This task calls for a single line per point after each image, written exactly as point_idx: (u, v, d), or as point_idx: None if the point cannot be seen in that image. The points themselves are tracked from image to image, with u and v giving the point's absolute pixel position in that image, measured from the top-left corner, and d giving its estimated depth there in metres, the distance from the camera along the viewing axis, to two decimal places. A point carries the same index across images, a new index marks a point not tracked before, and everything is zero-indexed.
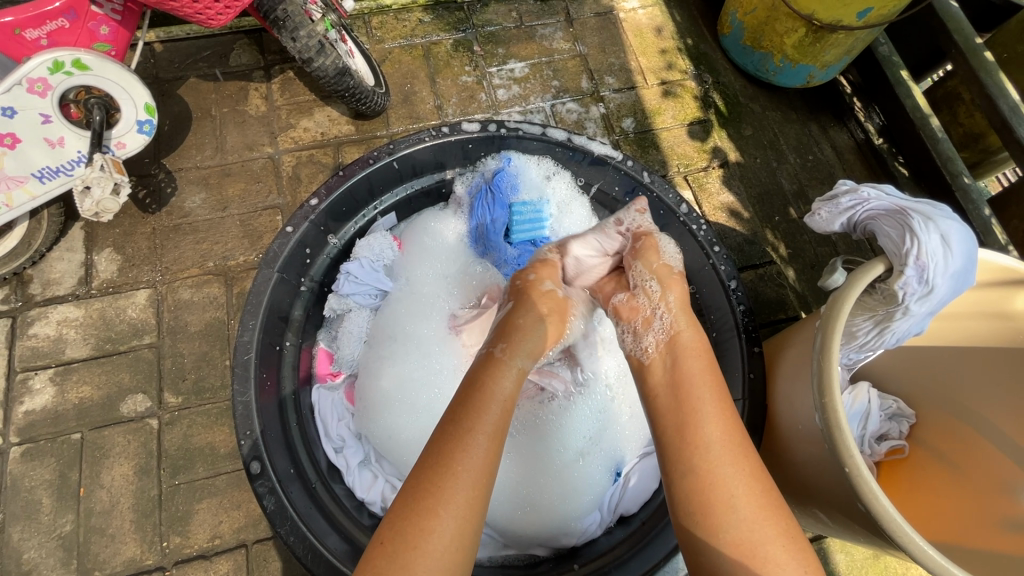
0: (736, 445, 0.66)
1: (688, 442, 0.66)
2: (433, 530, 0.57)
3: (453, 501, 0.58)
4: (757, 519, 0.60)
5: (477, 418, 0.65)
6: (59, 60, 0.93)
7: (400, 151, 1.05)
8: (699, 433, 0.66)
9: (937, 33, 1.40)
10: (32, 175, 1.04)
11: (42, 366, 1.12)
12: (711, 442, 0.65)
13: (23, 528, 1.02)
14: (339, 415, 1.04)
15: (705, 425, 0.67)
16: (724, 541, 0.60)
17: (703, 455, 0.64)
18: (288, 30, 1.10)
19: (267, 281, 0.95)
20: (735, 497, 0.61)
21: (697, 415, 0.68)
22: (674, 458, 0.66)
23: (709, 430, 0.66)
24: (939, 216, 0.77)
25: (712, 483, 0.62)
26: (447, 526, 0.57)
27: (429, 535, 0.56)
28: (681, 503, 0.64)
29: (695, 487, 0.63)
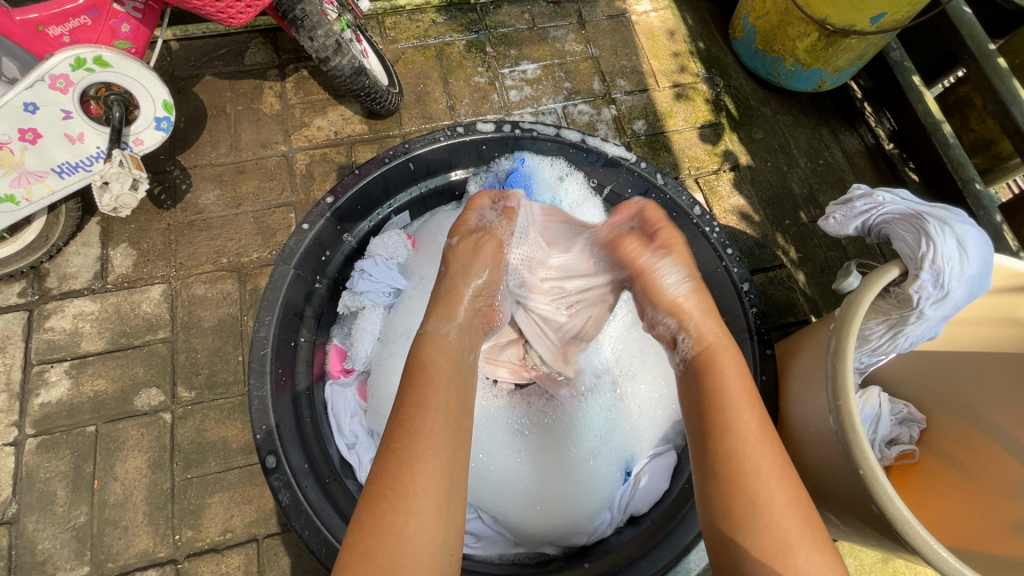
0: (766, 435, 0.65)
1: (722, 429, 0.65)
2: (415, 510, 0.56)
3: (425, 488, 0.58)
4: (786, 507, 0.60)
5: (431, 410, 0.63)
6: (80, 56, 0.94)
7: (415, 151, 1.07)
8: (732, 416, 0.65)
9: (950, 39, 1.41)
10: (52, 170, 1.05)
11: (57, 359, 1.13)
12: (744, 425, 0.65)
13: (38, 519, 1.04)
14: (353, 411, 1.05)
15: (742, 411, 0.66)
16: (750, 530, 0.59)
17: (735, 441, 0.64)
18: (305, 30, 1.11)
19: (283, 277, 0.96)
20: (763, 485, 0.61)
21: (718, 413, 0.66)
22: (701, 441, 0.67)
23: (744, 414, 0.66)
24: (955, 221, 0.77)
25: (741, 470, 0.62)
26: (424, 504, 0.57)
27: (413, 517, 0.56)
28: (707, 487, 0.64)
29: (726, 473, 0.63)
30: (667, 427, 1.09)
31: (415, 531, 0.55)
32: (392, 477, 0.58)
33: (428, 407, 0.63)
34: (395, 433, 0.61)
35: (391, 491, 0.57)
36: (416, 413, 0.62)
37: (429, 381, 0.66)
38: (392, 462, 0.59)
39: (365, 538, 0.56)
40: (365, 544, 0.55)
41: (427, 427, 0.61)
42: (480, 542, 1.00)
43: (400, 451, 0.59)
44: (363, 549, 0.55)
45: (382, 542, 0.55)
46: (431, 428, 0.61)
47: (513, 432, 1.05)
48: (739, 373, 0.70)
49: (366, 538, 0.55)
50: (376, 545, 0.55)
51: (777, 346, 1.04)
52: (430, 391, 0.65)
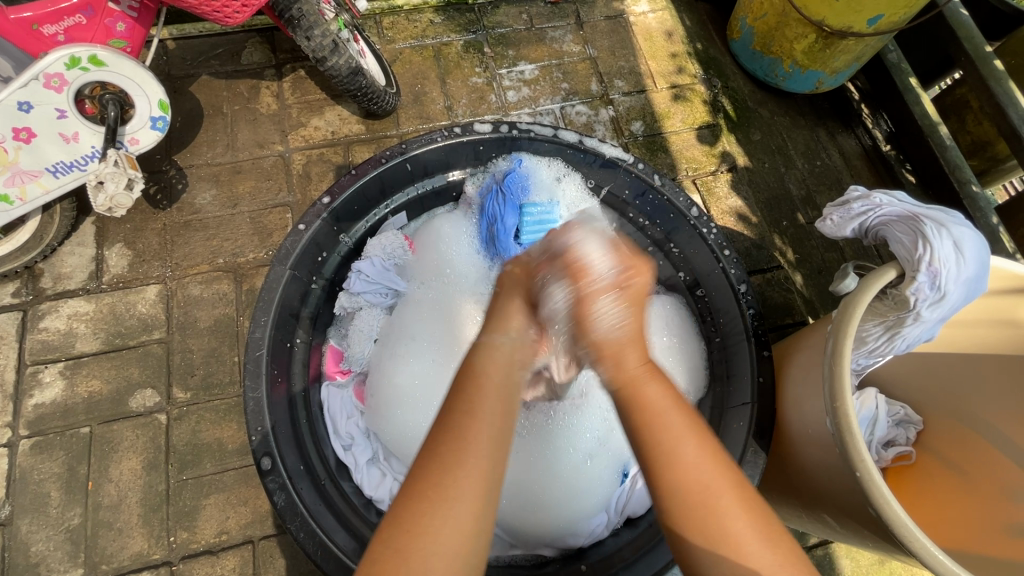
0: (714, 457, 0.59)
1: (651, 449, 0.59)
2: (452, 517, 0.54)
3: (470, 497, 0.55)
4: (751, 541, 0.56)
5: (486, 419, 0.60)
6: (75, 55, 0.93)
7: (412, 151, 1.06)
8: (665, 437, 0.59)
9: (947, 41, 1.41)
10: (46, 169, 1.05)
11: (52, 359, 1.12)
12: (682, 448, 0.58)
13: (31, 520, 1.03)
14: (348, 412, 1.05)
15: (673, 428, 0.60)
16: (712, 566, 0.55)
17: (679, 469, 0.58)
18: (302, 30, 1.11)
19: (279, 278, 0.95)
20: (719, 514, 0.56)
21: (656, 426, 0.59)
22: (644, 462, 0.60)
23: (679, 435, 0.59)
24: (952, 223, 0.77)
25: (696, 499, 0.57)
26: (463, 513, 0.55)
27: (448, 523, 0.54)
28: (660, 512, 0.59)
29: (682, 502, 0.57)
30: None
31: (450, 539, 0.53)
32: (435, 482, 0.55)
33: (481, 410, 0.60)
34: (444, 431, 0.59)
35: (430, 493, 0.55)
36: (466, 420, 0.59)
37: (481, 389, 0.62)
38: (438, 463, 0.56)
39: (398, 542, 0.53)
40: (399, 542, 0.53)
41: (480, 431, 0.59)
42: None
43: (449, 457, 0.57)
44: (395, 552, 0.53)
45: (416, 549, 0.53)
46: (482, 436, 0.58)
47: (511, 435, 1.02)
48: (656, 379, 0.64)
49: (400, 538, 0.53)
50: (411, 551, 0.52)
51: (774, 348, 1.04)
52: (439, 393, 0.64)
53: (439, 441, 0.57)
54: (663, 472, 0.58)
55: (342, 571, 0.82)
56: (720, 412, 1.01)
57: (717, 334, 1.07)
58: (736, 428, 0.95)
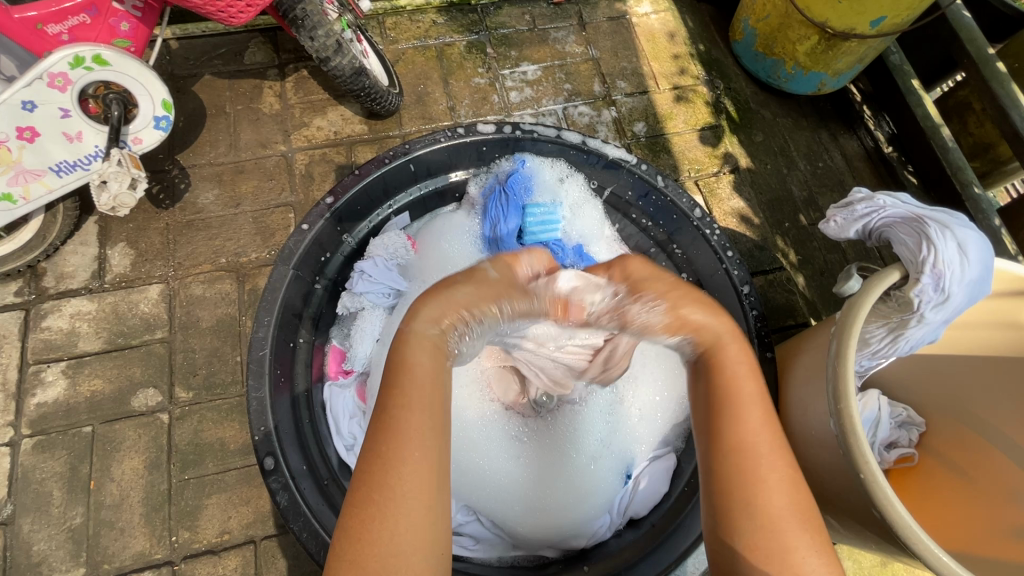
0: (774, 433, 0.63)
1: (724, 425, 0.63)
2: (403, 513, 0.55)
3: (415, 489, 0.56)
4: (787, 511, 0.59)
5: (417, 409, 0.59)
6: (80, 55, 0.94)
7: (415, 151, 1.06)
8: (735, 415, 0.63)
9: (949, 43, 1.41)
10: (50, 169, 1.05)
11: (54, 359, 1.12)
12: (749, 426, 0.63)
13: (33, 520, 1.03)
14: (350, 413, 1.04)
15: (747, 409, 0.64)
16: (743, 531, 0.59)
17: (743, 444, 0.62)
18: (306, 30, 1.11)
19: (282, 278, 0.95)
20: (761, 486, 0.60)
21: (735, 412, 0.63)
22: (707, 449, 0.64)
23: (748, 414, 0.63)
24: (956, 225, 0.77)
25: (743, 471, 0.60)
26: (414, 507, 0.56)
27: (401, 520, 0.55)
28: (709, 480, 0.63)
29: (727, 480, 0.61)
30: (667, 431, 1.09)
31: (405, 535, 0.55)
32: (378, 480, 0.56)
33: (410, 408, 0.59)
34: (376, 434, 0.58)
35: (376, 495, 0.56)
36: (399, 412, 0.59)
37: (412, 381, 0.61)
38: (376, 468, 0.57)
39: (352, 544, 0.55)
40: (352, 550, 0.54)
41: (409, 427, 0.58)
42: (478, 544, 1.00)
43: (383, 453, 0.57)
44: (351, 555, 0.54)
45: (370, 548, 0.54)
46: (417, 428, 0.58)
47: (512, 438, 1.05)
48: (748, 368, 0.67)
49: (354, 543, 0.55)
50: (362, 551, 0.54)
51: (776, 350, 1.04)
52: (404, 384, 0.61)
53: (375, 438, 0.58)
54: (722, 443, 0.62)
55: None
56: None
57: None
58: None
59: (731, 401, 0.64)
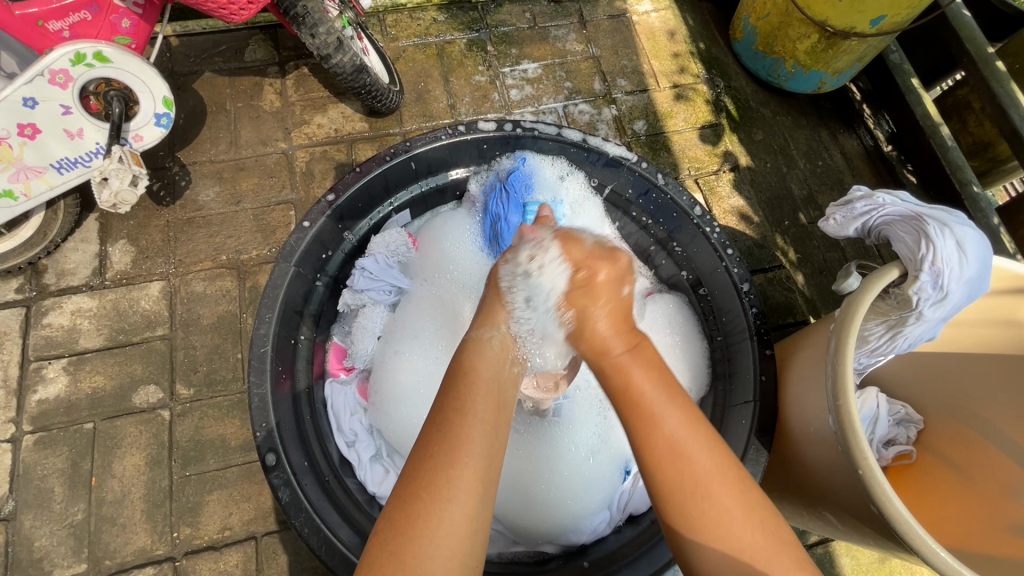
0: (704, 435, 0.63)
1: (644, 434, 0.61)
2: (447, 514, 0.56)
3: (461, 488, 0.57)
4: (733, 514, 0.59)
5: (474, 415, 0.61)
6: (81, 52, 0.93)
7: (416, 149, 1.06)
8: (655, 422, 0.62)
9: (948, 42, 1.42)
10: (51, 166, 1.05)
11: (56, 356, 1.13)
12: (674, 429, 0.61)
13: (35, 516, 1.03)
14: (352, 409, 1.05)
15: (664, 414, 0.62)
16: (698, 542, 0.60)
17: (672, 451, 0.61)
18: (307, 27, 1.11)
19: (284, 275, 0.95)
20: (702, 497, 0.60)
21: (647, 414, 0.62)
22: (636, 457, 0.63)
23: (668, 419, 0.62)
24: (954, 222, 0.78)
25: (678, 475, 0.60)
26: (460, 509, 0.56)
27: (445, 521, 0.56)
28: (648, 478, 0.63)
29: (671, 485, 0.60)
30: None
31: (444, 537, 0.55)
32: (427, 479, 0.57)
33: (469, 414, 0.61)
34: (435, 429, 0.61)
35: (426, 494, 0.57)
36: (457, 419, 0.61)
37: (470, 387, 0.64)
38: (427, 467, 0.58)
39: (397, 535, 0.55)
40: (396, 542, 0.55)
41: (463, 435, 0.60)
42: None
43: (438, 454, 0.59)
44: (393, 547, 0.55)
45: (412, 542, 0.55)
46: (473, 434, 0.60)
47: (511, 432, 1.03)
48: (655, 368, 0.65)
49: (395, 537, 0.55)
50: (403, 545, 0.55)
51: (777, 346, 1.04)
52: (466, 391, 0.63)
53: (430, 437, 0.60)
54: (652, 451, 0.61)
55: (346, 567, 0.83)
56: (722, 410, 1.02)
57: (720, 332, 1.08)
58: (739, 424, 0.96)
59: (645, 405, 0.63)
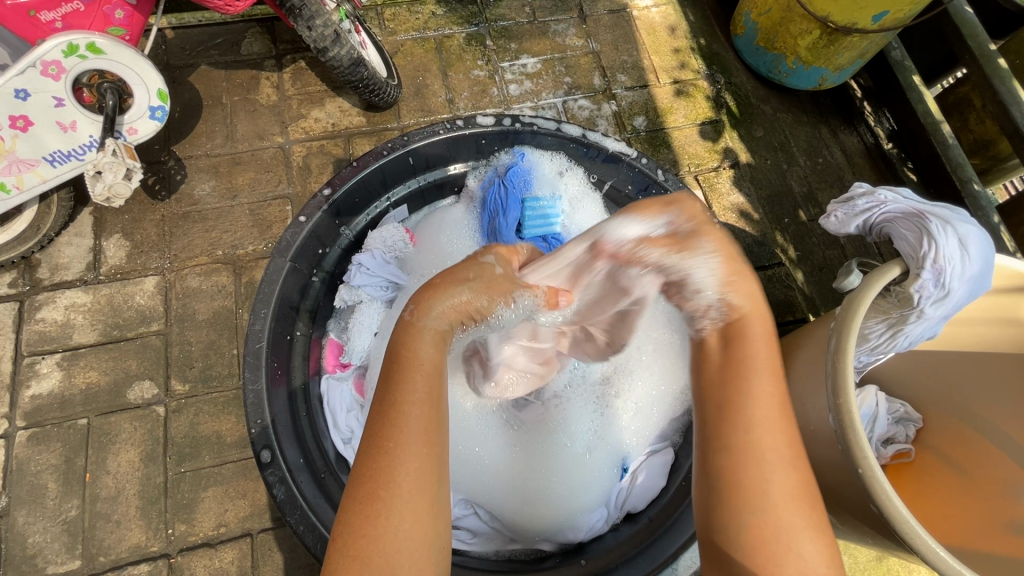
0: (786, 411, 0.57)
1: (725, 400, 0.57)
2: (400, 507, 0.52)
3: (411, 477, 0.53)
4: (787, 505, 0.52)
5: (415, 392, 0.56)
6: (73, 43, 0.92)
7: (414, 144, 1.05)
8: (743, 387, 0.57)
9: (951, 38, 1.40)
10: (44, 158, 1.04)
11: (49, 351, 1.12)
12: (755, 403, 0.56)
13: (28, 512, 1.02)
14: (348, 406, 1.01)
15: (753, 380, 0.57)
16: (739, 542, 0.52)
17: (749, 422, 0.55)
18: (303, 19, 1.10)
19: (279, 270, 0.95)
20: (766, 486, 0.53)
21: (742, 379, 0.57)
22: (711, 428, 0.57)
23: (757, 385, 0.57)
24: (957, 220, 0.77)
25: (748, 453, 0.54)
26: (416, 504, 0.53)
27: (401, 518, 0.52)
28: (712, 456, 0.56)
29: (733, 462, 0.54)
30: (665, 426, 1.09)
31: (406, 534, 0.52)
32: (379, 474, 0.53)
33: (413, 393, 0.56)
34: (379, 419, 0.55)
35: (382, 491, 0.52)
36: (408, 407, 0.55)
37: (421, 372, 0.58)
38: (378, 463, 0.53)
39: (354, 539, 0.51)
40: (353, 546, 0.51)
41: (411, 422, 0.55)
42: (476, 538, 1.00)
43: (388, 445, 0.54)
44: (352, 551, 0.51)
45: (371, 545, 0.51)
46: (422, 419, 0.55)
47: (505, 426, 1.03)
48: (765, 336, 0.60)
49: (356, 541, 0.51)
50: (364, 548, 0.51)
51: (775, 344, 1.04)
52: (410, 376, 0.57)
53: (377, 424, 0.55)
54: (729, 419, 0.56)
55: None
56: None
57: None
58: None
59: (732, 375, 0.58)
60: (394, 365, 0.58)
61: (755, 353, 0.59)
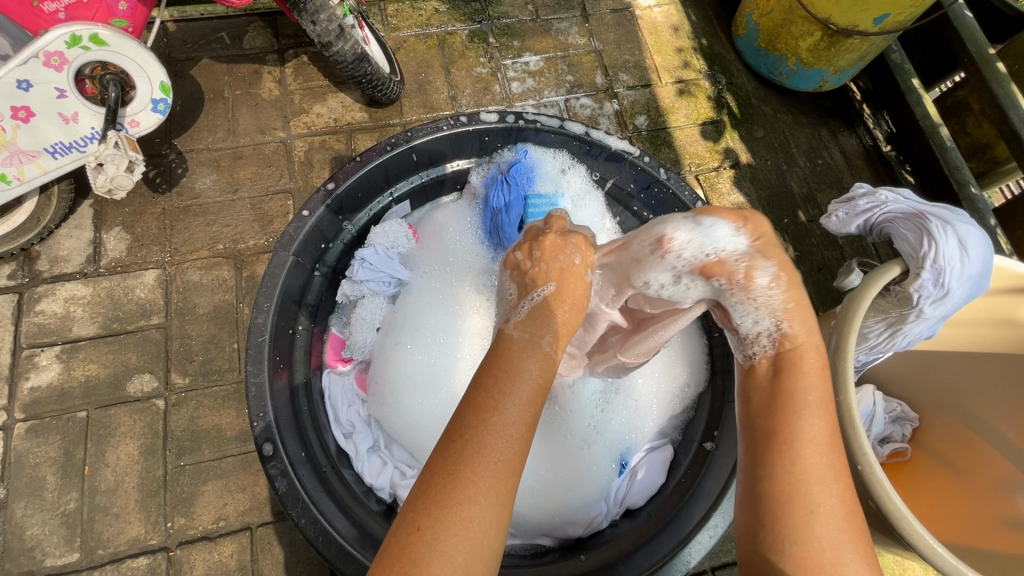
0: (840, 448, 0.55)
1: (780, 427, 0.55)
2: (467, 516, 0.49)
3: (484, 489, 0.50)
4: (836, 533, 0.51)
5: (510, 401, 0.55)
6: (76, 33, 0.92)
7: (417, 140, 1.06)
8: (796, 418, 0.55)
9: (950, 43, 1.42)
10: (45, 150, 1.03)
11: (48, 343, 1.11)
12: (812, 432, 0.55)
13: (26, 504, 1.02)
14: (350, 401, 1.04)
15: (810, 412, 0.55)
16: (783, 550, 0.51)
17: (802, 452, 0.54)
18: (308, 14, 1.09)
19: (282, 264, 0.95)
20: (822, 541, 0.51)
21: (794, 409, 0.55)
22: (760, 451, 0.56)
23: (816, 420, 0.55)
24: (957, 221, 0.78)
25: (793, 491, 0.52)
26: (478, 514, 0.50)
27: (470, 524, 0.49)
28: (755, 480, 0.55)
29: (784, 485, 0.53)
30: (665, 423, 1.09)
31: (460, 544, 0.49)
32: (450, 474, 0.51)
33: (506, 405, 0.54)
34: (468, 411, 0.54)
35: (449, 488, 0.50)
36: (492, 413, 0.54)
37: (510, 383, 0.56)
38: (455, 462, 0.52)
39: (410, 537, 0.49)
40: (409, 543, 0.49)
41: (511, 417, 0.54)
42: None
43: (462, 443, 0.52)
44: (405, 547, 0.49)
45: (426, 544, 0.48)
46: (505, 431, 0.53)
47: None
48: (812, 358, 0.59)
49: (413, 539, 0.49)
50: (417, 548, 0.48)
51: None
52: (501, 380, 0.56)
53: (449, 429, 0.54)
54: (775, 453, 0.54)
55: (342, 557, 0.82)
56: (721, 404, 1.03)
57: (718, 327, 1.07)
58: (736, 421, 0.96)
59: (789, 402, 0.56)
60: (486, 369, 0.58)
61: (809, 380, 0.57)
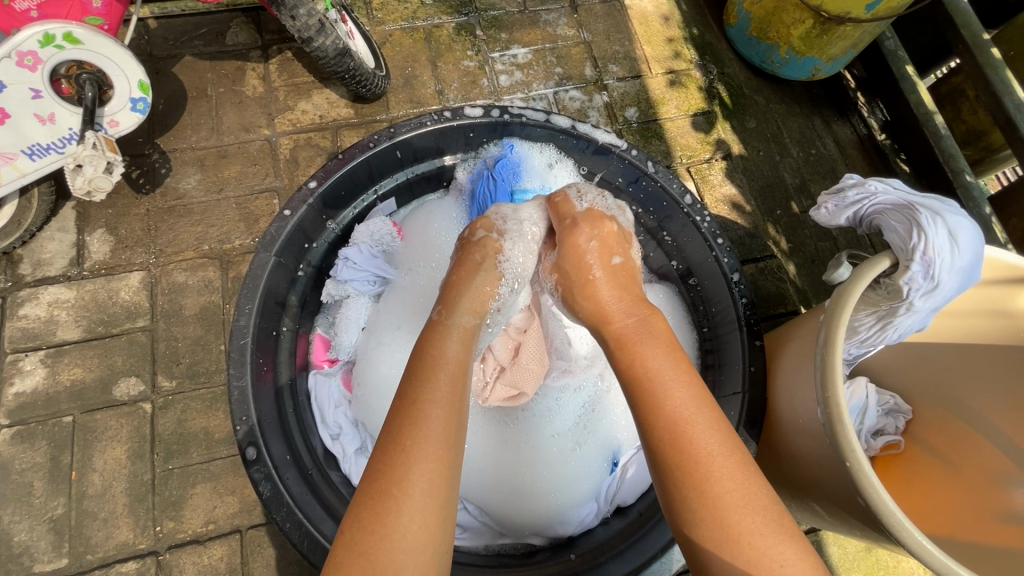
0: (715, 422, 0.62)
1: (651, 406, 0.63)
2: (413, 505, 0.55)
3: (425, 477, 0.57)
4: (731, 492, 0.57)
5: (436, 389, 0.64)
6: (49, 33, 0.90)
7: (401, 135, 1.03)
8: (664, 401, 0.63)
9: (944, 29, 1.40)
10: (22, 152, 1.02)
11: (32, 348, 1.10)
12: (679, 408, 0.62)
13: (13, 510, 1.01)
14: (337, 402, 1.03)
15: (673, 388, 0.64)
16: (694, 519, 0.57)
17: (677, 428, 0.61)
18: (287, 8, 1.07)
19: (263, 265, 0.93)
20: (720, 495, 0.57)
21: (654, 386, 0.64)
22: (647, 436, 0.63)
23: (677, 397, 0.63)
24: (947, 211, 0.76)
25: (689, 467, 0.59)
26: (425, 503, 0.56)
27: (413, 513, 0.55)
28: (656, 468, 0.62)
29: (673, 457, 0.60)
30: None
31: (414, 533, 0.54)
32: (394, 473, 0.57)
33: (438, 399, 0.62)
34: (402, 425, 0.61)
35: (394, 486, 0.56)
36: (426, 408, 0.61)
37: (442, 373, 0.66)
38: (399, 459, 0.57)
39: (364, 534, 0.54)
40: (364, 541, 0.53)
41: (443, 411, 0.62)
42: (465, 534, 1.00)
43: (407, 444, 0.58)
44: (361, 548, 0.53)
45: (381, 540, 0.53)
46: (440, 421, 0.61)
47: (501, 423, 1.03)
48: (658, 339, 0.69)
49: (367, 537, 0.54)
50: (372, 543, 0.53)
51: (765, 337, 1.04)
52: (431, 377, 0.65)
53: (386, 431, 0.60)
54: (657, 438, 0.61)
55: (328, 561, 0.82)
56: None
57: (707, 323, 1.07)
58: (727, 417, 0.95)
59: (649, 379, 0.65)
60: (414, 373, 0.66)
61: (662, 366, 0.66)
